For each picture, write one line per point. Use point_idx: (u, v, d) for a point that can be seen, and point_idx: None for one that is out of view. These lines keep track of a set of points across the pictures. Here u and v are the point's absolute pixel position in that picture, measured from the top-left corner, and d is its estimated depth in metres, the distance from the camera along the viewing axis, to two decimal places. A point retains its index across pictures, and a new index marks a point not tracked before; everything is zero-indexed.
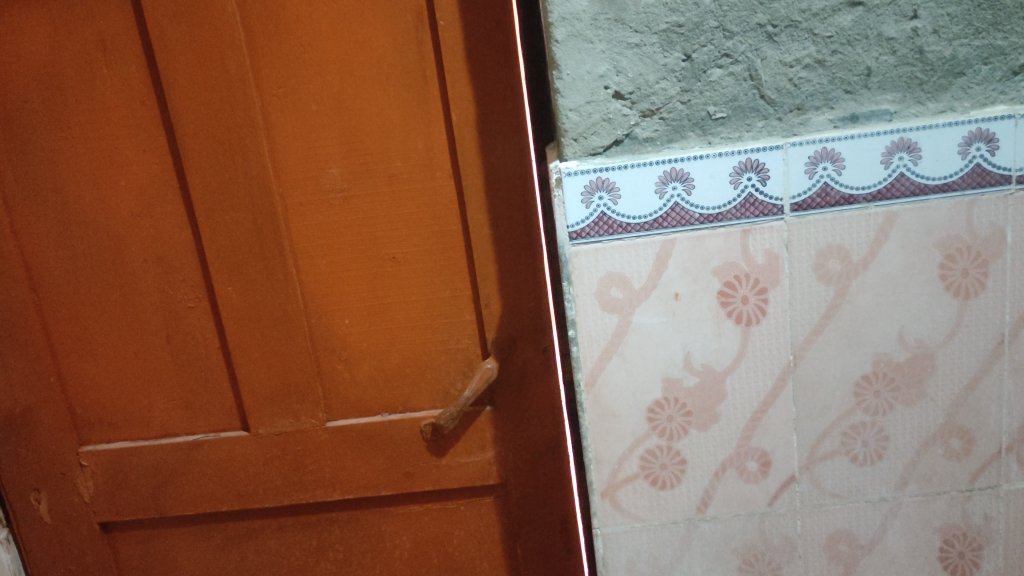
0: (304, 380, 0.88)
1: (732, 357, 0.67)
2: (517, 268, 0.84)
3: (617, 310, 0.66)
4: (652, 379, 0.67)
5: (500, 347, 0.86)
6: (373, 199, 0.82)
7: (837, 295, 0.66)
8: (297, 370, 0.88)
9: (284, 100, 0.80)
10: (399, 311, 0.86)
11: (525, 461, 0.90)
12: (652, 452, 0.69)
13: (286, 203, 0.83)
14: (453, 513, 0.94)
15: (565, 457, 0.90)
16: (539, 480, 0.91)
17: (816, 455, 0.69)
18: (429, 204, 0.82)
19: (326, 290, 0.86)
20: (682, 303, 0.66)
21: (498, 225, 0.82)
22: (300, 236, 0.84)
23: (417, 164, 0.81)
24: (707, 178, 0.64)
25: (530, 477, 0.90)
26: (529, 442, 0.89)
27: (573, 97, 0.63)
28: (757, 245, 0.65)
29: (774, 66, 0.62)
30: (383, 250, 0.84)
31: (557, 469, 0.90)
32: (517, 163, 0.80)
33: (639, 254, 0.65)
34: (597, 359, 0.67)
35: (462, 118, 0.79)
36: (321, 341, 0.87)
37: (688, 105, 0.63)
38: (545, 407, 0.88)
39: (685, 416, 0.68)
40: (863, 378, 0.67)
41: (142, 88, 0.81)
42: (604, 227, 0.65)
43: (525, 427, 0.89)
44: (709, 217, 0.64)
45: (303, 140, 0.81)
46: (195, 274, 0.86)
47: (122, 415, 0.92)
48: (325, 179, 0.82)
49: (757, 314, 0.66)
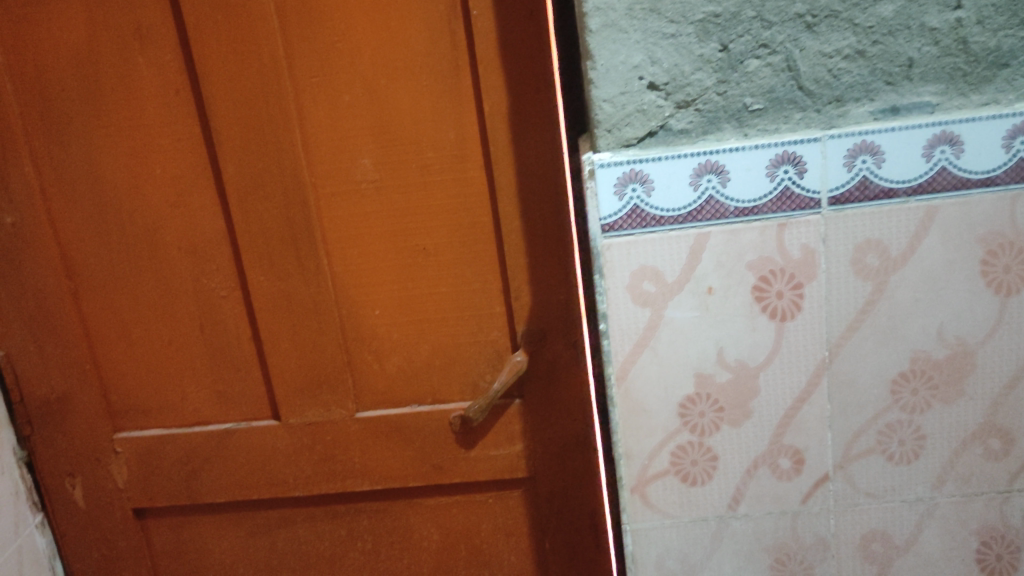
0: (333, 372, 0.88)
1: (766, 353, 0.66)
2: (549, 261, 0.83)
3: (649, 304, 0.65)
4: (684, 374, 0.67)
5: (531, 340, 0.86)
6: (405, 190, 0.82)
7: (875, 291, 0.64)
8: (327, 361, 0.88)
9: (316, 91, 0.80)
10: (429, 303, 0.86)
11: (553, 455, 0.89)
12: (683, 448, 0.68)
13: (318, 193, 0.83)
14: (481, 505, 0.94)
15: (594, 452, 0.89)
16: (568, 474, 0.90)
17: (851, 453, 0.68)
18: (461, 195, 0.82)
19: (357, 282, 0.85)
20: (715, 297, 0.65)
21: (530, 217, 0.81)
22: (331, 226, 0.84)
23: (449, 155, 0.81)
24: (743, 171, 0.63)
25: (559, 472, 0.90)
26: (559, 436, 0.89)
27: (607, 88, 0.62)
28: (793, 239, 0.64)
29: (813, 57, 0.61)
30: (413, 242, 0.84)
31: (586, 464, 0.89)
32: (549, 154, 0.79)
33: (672, 247, 0.64)
34: (628, 354, 0.66)
35: (494, 108, 0.78)
36: (351, 332, 0.87)
37: (724, 96, 0.62)
38: (575, 401, 0.87)
39: (716, 412, 0.67)
40: (900, 375, 0.66)
41: (176, 77, 0.81)
42: (637, 220, 0.64)
43: (555, 422, 0.88)
44: (744, 210, 0.63)
45: (334, 130, 0.81)
46: (227, 263, 0.87)
47: (156, 402, 0.93)
48: (356, 170, 0.82)
49: (792, 309, 0.65)
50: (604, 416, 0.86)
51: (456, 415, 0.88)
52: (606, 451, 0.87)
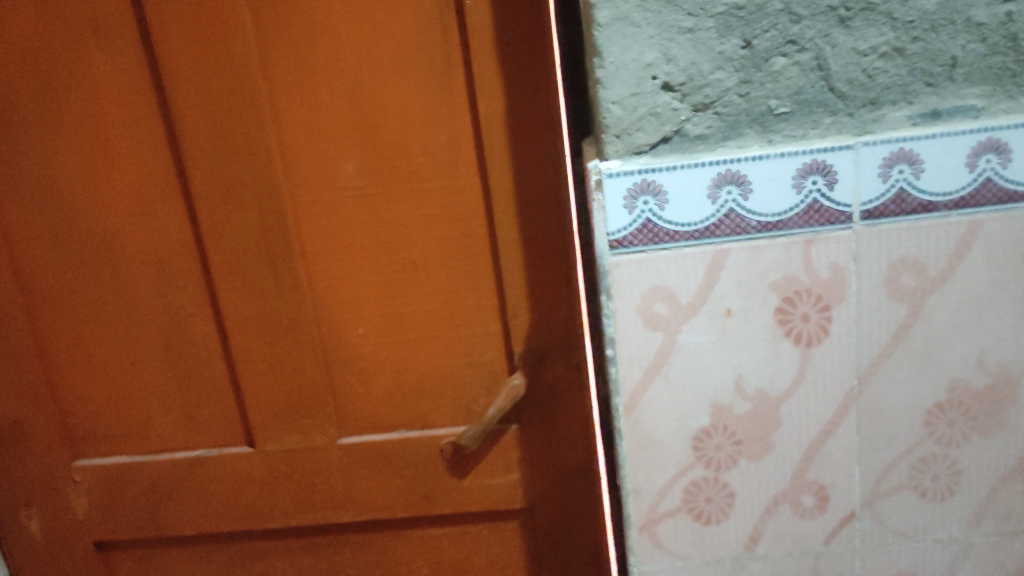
0: (313, 394, 0.82)
1: (789, 381, 0.60)
2: (549, 276, 0.77)
3: (661, 327, 0.59)
4: (699, 404, 0.61)
5: (528, 361, 0.79)
6: (390, 198, 0.75)
7: (910, 314, 0.58)
8: (307, 384, 0.81)
9: (292, 89, 0.72)
10: (418, 321, 0.79)
11: (553, 484, 0.83)
12: (696, 484, 0.62)
13: (294, 201, 0.76)
14: (474, 536, 0.87)
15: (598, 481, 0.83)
16: (569, 506, 0.84)
17: (880, 490, 0.62)
18: (452, 204, 0.75)
19: (338, 298, 0.79)
20: (734, 321, 0.59)
21: (529, 228, 0.75)
22: (310, 238, 0.77)
23: (439, 159, 0.74)
24: (767, 182, 0.56)
25: (559, 502, 0.84)
26: (559, 464, 0.82)
27: (617, 88, 0.56)
28: (821, 257, 0.58)
29: (846, 55, 0.55)
30: (400, 255, 0.77)
31: (589, 495, 0.83)
32: (551, 159, 0.73)
33: (687, 266, 0.58)
34: (637, 382, 0.60)
35: (490, 109, 0.71)
36: (332, 352, 0.81)
37: (747, 98, 0.56)
38: (577, 427, 0.81)
39: (734, 445, 0.61)
40: (935, 406, 0.60)
41: (138, 73, 0.74)
42: (649, 235, 0.58)
43: (555, 448, 0.82)
44: (768, 225, 0.57)
45: (312, 131, 0.74)
46: (195, 278, 0.80)
47: (119, 427, 0.86)
48: (337, 175, 0.75)
49: (819, 334, 0.59)
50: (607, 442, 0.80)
51: (447, 441, 0.82)
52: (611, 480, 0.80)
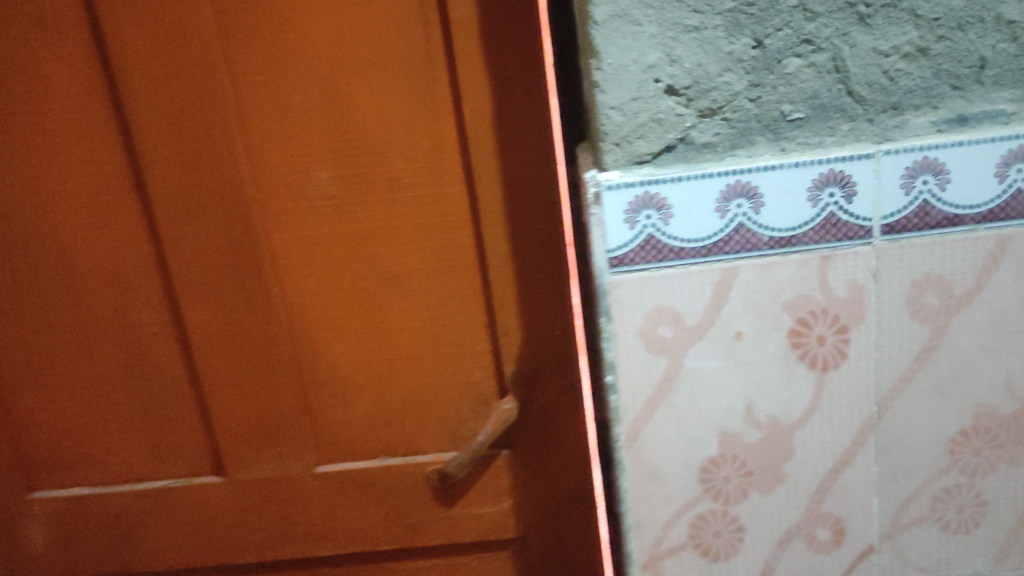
0: (288, 419, 0.77)
1: (803, 408, 0.56)
2: (541, 292, 0.72)
3: (666, 351, 0.55)
4: (706, 433, 0.56)
5: (520, 381, 0.75)
6: (370, 210, 0.70)
7: (933, 336, 0.54)
8: (281, 409, 0.76)
9: (261, 92, 0.67)
10: (400, 340, 0.74)
11: (547, 512, 0.79)
12: (703, 518, 0.58)
13: (264, 212, 0.71)
14: (462, 567, 0.83)
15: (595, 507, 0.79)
16: (564, 534, 0.79)
17: (899, 522, 0.58)
18: (437, 215, 0.70)
19: (314, 316, 0.74)
20: (744, 344, 0.54)
21: (519, 240, 0.71)
22: (283, 252, 0.72)
23: (421, 167, 0.69)
24: (780, 194, 0.52)
25: (553, 531, 0.79)
26: (553, 491, 0.78)
27: (616, 92, 0.51)
28: (838, 275, 0.53)
29: (865, 55, 0.50)
30: (381, 269, 0.72)
31: (584, 522, 0.79)
32: (542, 168, 0.68)
33: (693, 285, 0.53)
34: (639, 410, 0.56)
35: (475, 113, 0.67)
36: (309, 375, 0.76)
37: (758, 103, 0.51)
38: (573, 452, 0.76)
39: (744, 476, 0.57)
40: (960, 433, 0.56)
41: (93, 75, 0.68)
42: (651, 252, 0.53)
43: (548, 472, 0.77)
44: (781, 240, 0.53)
45: (284, 137, 0.69)
46: (159, 296, 0.75)
47: (79, 455, 0.81)
48: (312, 185, 0.70)
49: (836, 357, 0.55)
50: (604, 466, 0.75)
51: (433, 469, 0.77)
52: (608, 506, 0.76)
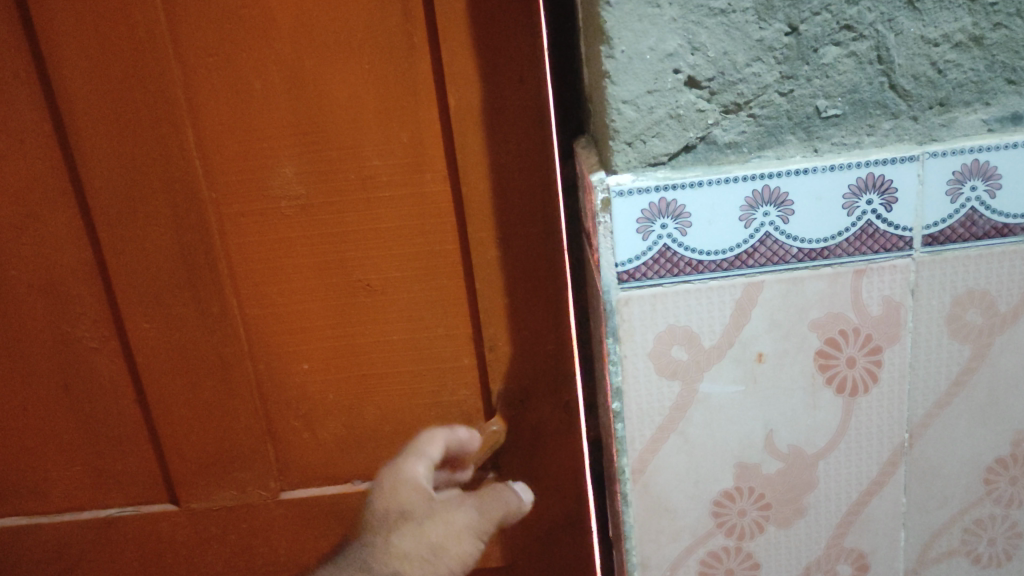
0: (250, 442, 0.70)
1: (828, 437, 0.50)
2: (533, 302, 0.66)
3: (679, 376, 0.49)
4: (720, 465, 0.51)
5: (509, 400, 0.69)
6: (340, 211, 0.63)
7: (973, 357, 0.49)
8: (241, 434, 0.70)
9: (215, 76, 0.59)
10: (375, 356, 0.68)
11: (536, 538, 0.74)
12: (715, 554, 0.53)
13: (220, 211, 0.63)
14: None
15: (588, 530, 0.73)
16: (554, 558, 0.75)
17: (927, 557, 0.53)
18: (416, 216, 0.63)
19: (277, 328, 0.67)
20: (766, 367, 0.49)
21: (510, 245, 0.64)
22: (241, 257, 0.65)
23: (399, 163, 0.62)
24: (811, 201, 0.46)
25: (541, 555, 0.75)
26: (542, 516, 0.73)
27: (629, 84, 0.44)
28: (872, 291, 0.47)
29: (912, 45, 0.44)
30: (353, 276, 0.65)
31: (577, 546, 0.74)
32: (537, 167, 0.61)
33: (711, 302, 0.47)
34: (647, 441, 0.50)
35: (462, 104, 0.59)
36: (271, 395, 0.69)
37: (789, 97, 0.45)
38: (564, 472, 0.71)
39: (761, 510, 0.52)
40: (997, 461, 0.51)
41: (14, 55, 0.59)
42: (666, 266, 0.46)
43: (538, 496, 0.72)
44: (811, 252, 0.47)
45: (241, 127, 0.61)
46: (100, 309, 0.67)
47: (14, 482, 0.74)
48: (274, 182, 0.62)
49: (866, 381, 0.49)
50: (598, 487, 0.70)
51: None
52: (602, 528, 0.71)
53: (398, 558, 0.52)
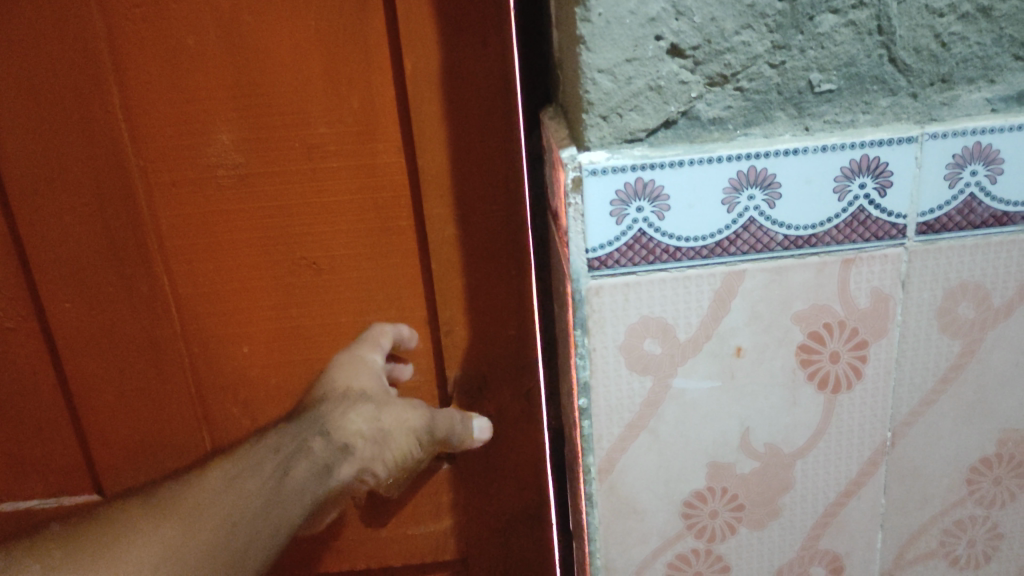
0: (182, 429, 0.66)
1: (806, 436, 0.47)
2: (492, 283, 0.62)
3: (651, 370, 0.45)
4: (692, 464, 0.47)
5: (465, 388, 0.65)
6: (282, 183, 0.58)
7: (963, 353, 0.46)
8: (172, 420, 0.66)
9: (144, 29, 0.53)
10: (320, 338, 0.64)
11: (492, 529, 0.71)
12: (684, 557, 0.49)
13: (147, 179, 0.58)
14: None
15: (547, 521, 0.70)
16: (511, 552, 0.71)
17: (903, 559, 0.51)
18: (367, 191, 0.58)
19: (214, 307, 0.62)
20: (744, 362, 0.45)
21: (469, 222, 0.59)
22: (172, 229, 0.59)
23: (348, 132, 0.57)
24: (800, 184, 0.42)
25: (497, 547, 0.71)
26: (499, 508, 0.70)
27: (606, 51, 0.40)
28: (860, 282, 0.44)
29: (916, 15, 0.40)
30: (297, 253, 0.60)
31: (535, 540, 0.71)
32: (499, 139, 0.57)
33: (688, 292, 0.43)
34: (616, 439, 0.46)
35: (419, 68, 0.54)
36: (207, 377, 0.65)
37: (781, 69, 0.41)
38: (523, 461, 0.68)
39: (733, 511, 0.48)
40: (981, 461, 0.48)
41: None
42: (641, 252, 0.42)
43: (494, 486, 0.69)
44: (797, 240, 0.43)
45: (173, 87, 0.55)
46: (14, 287, 0.61)
47: None
48: (209, 149, 0.57)
49: (850, 377, 0.46)
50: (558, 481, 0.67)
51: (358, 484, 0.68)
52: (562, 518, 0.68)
53: (352, 429, 0.56)
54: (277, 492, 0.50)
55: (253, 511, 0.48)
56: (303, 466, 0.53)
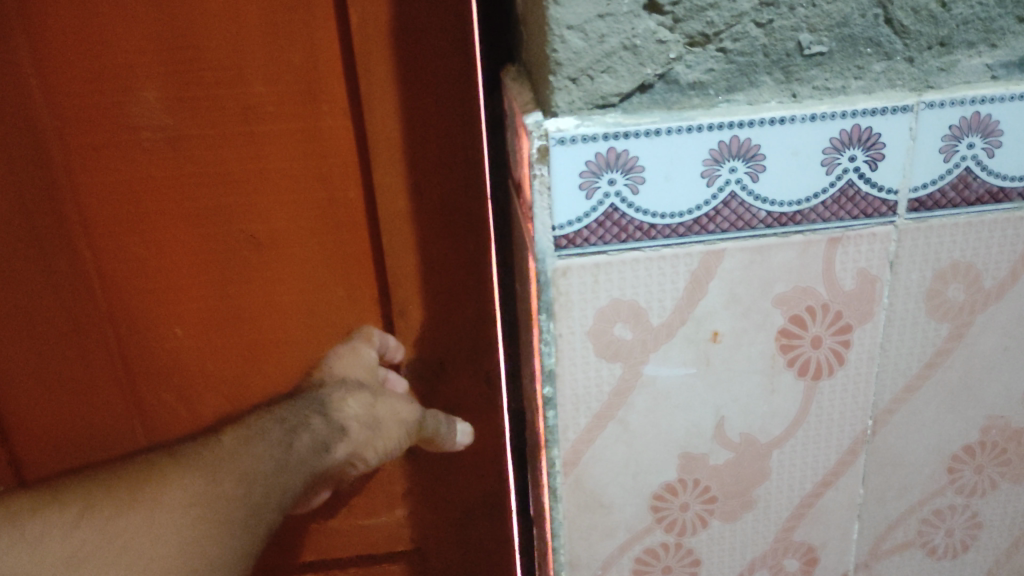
0: (110, 416, 0.62)
1: (784, 425, 0.44)
2: (448, 258, 0.57)
3: (621, 357, 0.42)
4: (663, 454, 0.44)
5: (421, 370, 0.61)
6: (217, 148, 0.53)
7: (951, 337, 0.43)
8: (99, 407, 0.61)
9: None
10: (260, 318, 0.59)
11: (448, 514, 0.67)
12: (652, 551, 0.47)
13: (63, 142, 0.52)
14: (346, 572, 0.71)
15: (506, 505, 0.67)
16: (468, 536, 0.68)
17: (881, 549, 0.48)
18: (311, 157, 0.54)
19: (142, 282, 0.57)
20: (721, 347, 0.42)
21: (422, 193, 0.55)
22: (93, 197, 0.54)
23: (289, 92, 0.52)
24: (786, 157, 0.38)
25: (453, 533, 0.68)
26: (454, 492, 0.66)
27: (577, 6, 0.35)
28: (845, 263, 0.41)
29: None
30: (235, 225, 0.56)
31: (494, 525, 0.67)
32: (456, 104, 0.52)
33: (663, 273, 0.40)
34: (582, 430, 0.43)
35: (366, 24, 0.49)
36: (136, 361, 0.60)
37: (768, 29, 0.37)
38: (481, 445, 0.64)
39: (705, 504, 0.46)
40: (964, 449, 0.46)
41: None
42: (612, 229, 0.39)
43: (450, 469, 0.65)
44: (781, 217, 0.39)
45: (92, 39, 0.49)
46: None
47: None
48: (133, 109, 0.52)
49: (832, 362, 0.43)
50: (517, 464, 0.63)
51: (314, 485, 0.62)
52: (521, 503, 0.65)
53: (346, 414, 0.53)
54: (283, 462, 0.48)
55: (263, 476, 0.47)
56: (304, 442, 0.50)
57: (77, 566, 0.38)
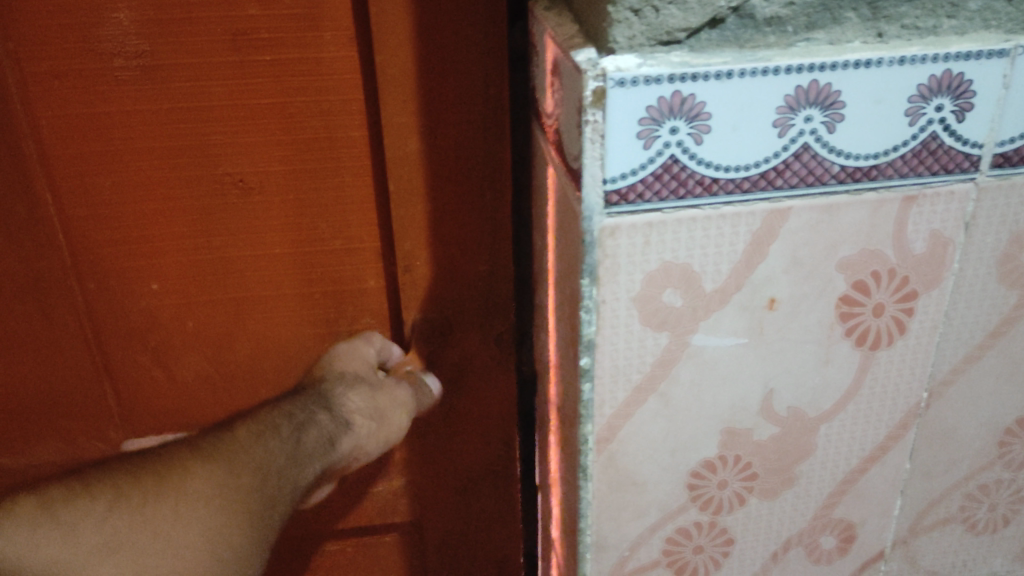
0: (79, 381, 0.56)
1: (835, 399, 0.40)
2: (457, 207, 0.52)
3: (668, 326, 0.37)
4: (704, 430, 0.40)
5: (423, 330, 0.57)
6: (200, 80, 0.47)
7: (1018, 305, 0.40)
8: (67, 371, 0.56)
9: None
10: (244, 270, 0.54)
11: (444, 476, 0.64)
12: (684, 531, 0.43)
13: (24, 72, 0.46)
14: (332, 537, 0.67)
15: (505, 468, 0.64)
16: (465, 499, 0.65)
17: (920, 526, 0.46)
18: (307, 92, 0.48)
19: (111, 230, 0.51)
20: (776, 316, 0.38)
21: (432, 135, 0.50)
22: (58, 135, 0.48)
23: (286, 17, 0.46)
24: (869, 105, 0.34)
25: (449, 496, 0.64)
26: (452, 454, 0.62)
27: None
28: (918, 224, 0.37)
29: None
30: (220, 167, 0.50)
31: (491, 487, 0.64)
32: (474, 35, 0.47)
33: (720, 233, 0.35)
34: (620, 404, 0.39)
35: None
36: (105, 319, 0.54)
37: None
38: (481, 404, 0.60)
39: (744, 481, 0.42)
40: (1018, 423, 0.43)
41: None
42: (669, 183, 0.34)
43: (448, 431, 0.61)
44: (855, 172, 0.35)
45: None
46: None
47: None
48: (105, 34, 0.45)
49: (893, 332, 0.39)
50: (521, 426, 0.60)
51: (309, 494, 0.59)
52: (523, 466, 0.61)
53: (351, 407, 0.52)
54: (293, 456, 0.48)
55: (277, 471, 0.47)
56: (312, 436, 0.49)
57: (110, 554, 0.40)
